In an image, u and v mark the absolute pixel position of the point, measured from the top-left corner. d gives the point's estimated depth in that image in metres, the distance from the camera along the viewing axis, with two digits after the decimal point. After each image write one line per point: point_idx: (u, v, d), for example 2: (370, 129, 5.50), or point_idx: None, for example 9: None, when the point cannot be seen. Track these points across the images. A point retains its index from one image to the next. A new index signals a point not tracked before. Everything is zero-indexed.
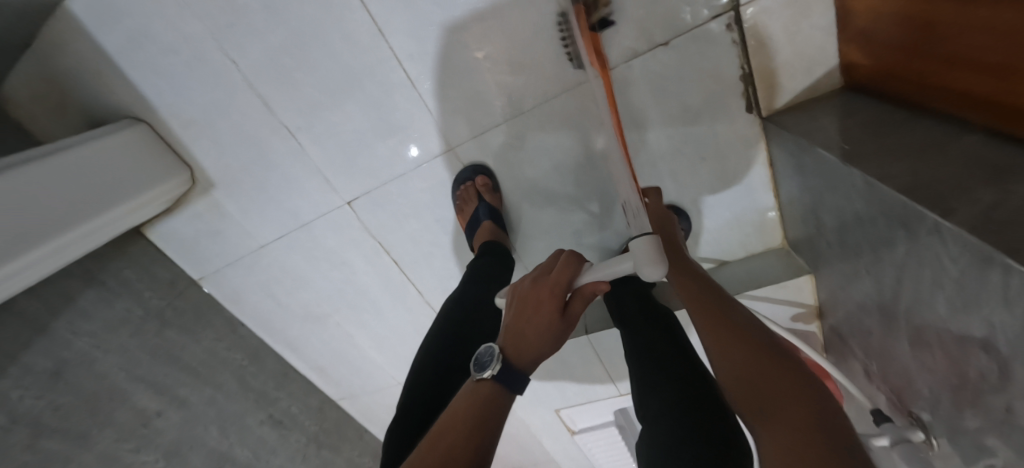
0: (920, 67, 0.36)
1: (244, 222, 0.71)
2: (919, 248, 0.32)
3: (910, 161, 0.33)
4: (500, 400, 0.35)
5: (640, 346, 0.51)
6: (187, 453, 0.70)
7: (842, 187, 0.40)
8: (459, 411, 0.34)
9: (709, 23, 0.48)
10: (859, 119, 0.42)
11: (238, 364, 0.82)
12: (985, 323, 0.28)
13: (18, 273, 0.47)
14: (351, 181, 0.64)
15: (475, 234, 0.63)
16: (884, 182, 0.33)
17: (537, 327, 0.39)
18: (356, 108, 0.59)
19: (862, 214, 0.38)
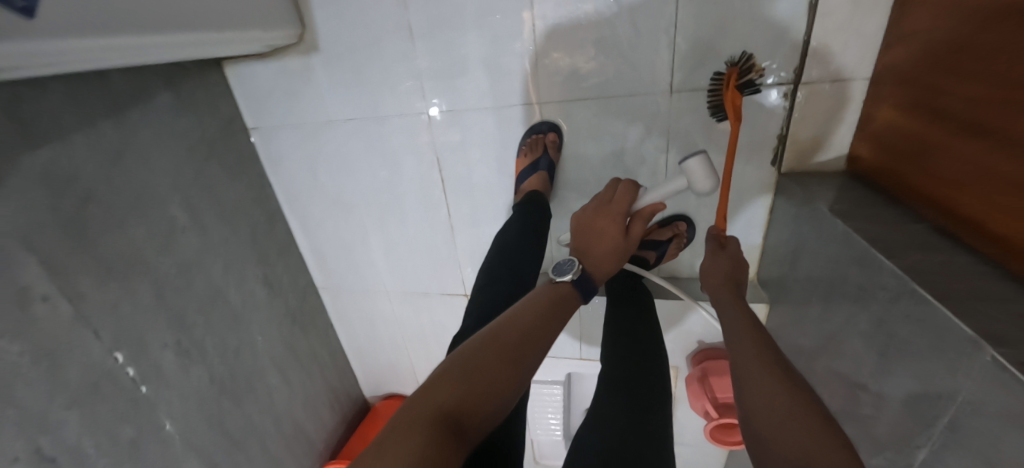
0: (904, 171, 0.51)
1: (325, 94, 0.77)
2: (865, 278, 0.46)
3: (880, 228, 0.49)
4: (534, 341, 0.45)
5: (624, 331, 0.63)
6: (194, 274, 0.74)
7: (825, 234, 0.54)
8: (499, 344, 0.43)
9: (773, 88, 0.61)
10: (850, 194, 0.58)
11: (256, 219, 0.87)
12: (889, 331, 0.42)
13: (141, 48, 0.51)
14: (442, 96, 0.73)
15: (528, 179, 0.73)
16: (859, 234, 0.48)
17: (604, 244, 0.57)
18: (477, 39, 0.67)
19: (833, 255, 0.53)
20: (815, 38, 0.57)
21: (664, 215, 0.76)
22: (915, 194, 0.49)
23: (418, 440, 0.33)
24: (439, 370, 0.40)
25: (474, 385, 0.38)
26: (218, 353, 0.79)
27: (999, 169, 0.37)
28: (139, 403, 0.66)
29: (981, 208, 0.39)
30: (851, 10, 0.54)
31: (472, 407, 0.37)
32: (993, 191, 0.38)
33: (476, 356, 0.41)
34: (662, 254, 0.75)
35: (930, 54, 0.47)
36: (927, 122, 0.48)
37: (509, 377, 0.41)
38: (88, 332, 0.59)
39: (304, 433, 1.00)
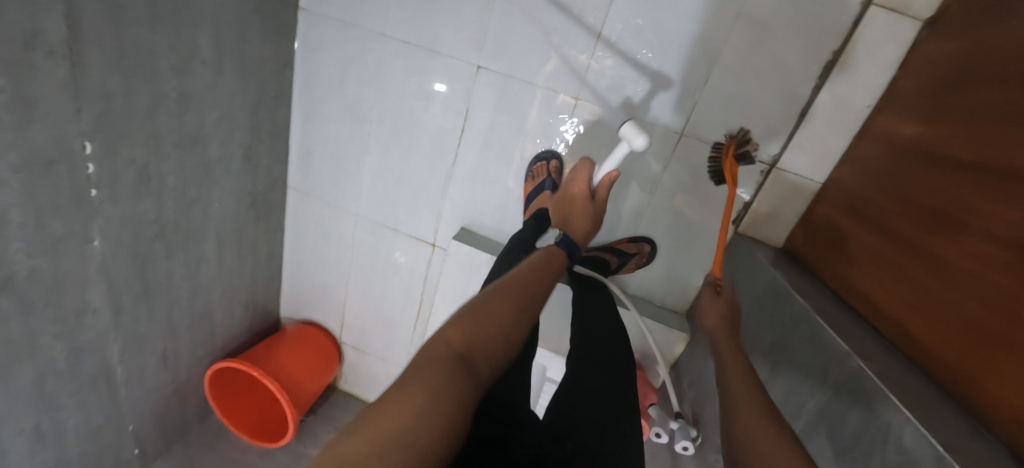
0: (828, 256, 0.68)
1: (392, 9, 0.81)
2: (780, 312, 0.61)
3: (800, 283, 0.64)
4: (527, 304, 0.52)
5: (593, 312, 0.70)
6: (190, 109, 0.72)
7: (759, 278, 0.69)
8: (501, 304, 0.49)
9: (754, 163, 0.77)
10: (782, 261, 0.74)
11: (267, 91, 0.86)
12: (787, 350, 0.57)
13: None
14: (497, 58, 0.80)
15: (544, 191, 0.83)
16: (783, 282, 0.63)
17: (580, 212, 0.75)
18: (549, 24, 0.76)
19: (760, 295, 0.67)
20: (796, 136, 0.74)
21: (634, 233, 0.88)
22: (830, 267, 0.66)
23: (433, 373, 0.37)
24: (450, 319, 0.45)
25: (480, 332, 0.44)
26: (173, 196, 0.75)
27: (900, 267, 0.52)
28: (81, 205, 0.61)
29: (882, 292, 0.54)
30: (827, 126, 0.72)
31: (477, 348, 0.42)
32: (893, 282, 0.53)
33: (480, 309, 0.47)
34: (621, 262, 0.87)
35: (869, 174, 0.65)
36: (850, 218, 0.65)
37: (508, 327, 0.47)
38: (72, 109, 0.55)
39: (209, 318, 0.94)
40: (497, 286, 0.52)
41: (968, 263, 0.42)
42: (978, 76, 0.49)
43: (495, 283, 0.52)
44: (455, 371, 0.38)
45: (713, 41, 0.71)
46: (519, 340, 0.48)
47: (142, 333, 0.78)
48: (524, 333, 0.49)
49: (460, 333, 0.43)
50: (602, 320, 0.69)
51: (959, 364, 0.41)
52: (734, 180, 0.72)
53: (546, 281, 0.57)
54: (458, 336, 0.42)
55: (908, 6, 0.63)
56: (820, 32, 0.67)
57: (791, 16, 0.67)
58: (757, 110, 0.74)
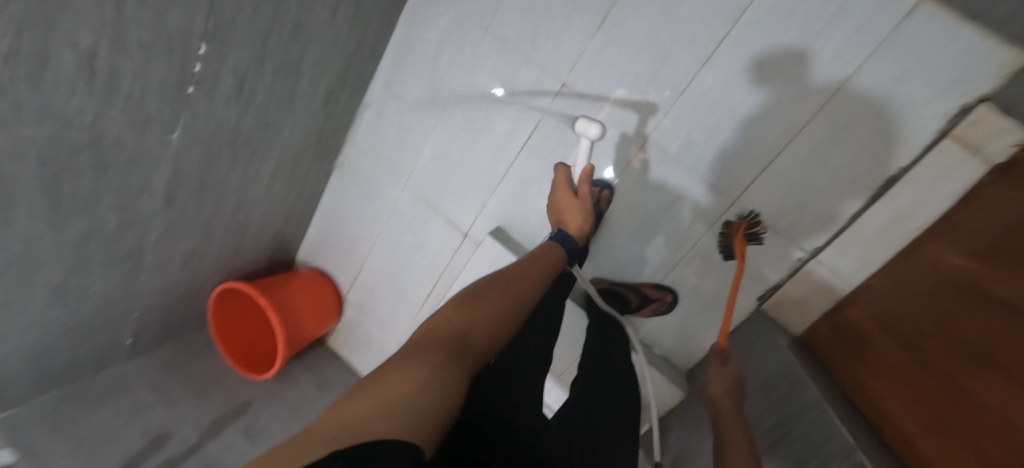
0: (848, 360, 0.69)
1: (504, 6, 0.85)
2: (791, 393, 0.62)
3: (812, 373, 0.66)
4: (521, 290, 0.54)
5: (602, 344, 0.71)
6: (296, 41, 0.76)
7: (774, 358, 0.72)
8: (497, 290, 0.52)
9: (795, 249, 0.80)
10: (799, 351, 0.76)
11: (364, 46, 0.90)
12: (788, 432, 0.58)
13: None
14: (582, 81, 0.84)
15: None
16: (799, 367, 0.65)
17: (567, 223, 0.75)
18: (643, 65, 0.79)
19: (771, 373, 0.70)
20: (842, 237, 0.76)
21: (660, 279, 0.91)
22: (849, 374, 0.67)
23: (433, 347, 0.40)
24: (450, 303, 0.48)
25: (479, 316, 0.47)
26: (255, 114, 0.79)
27: (920, 389, 0.52)
28: (180, 96, 0.65)
29: (897, 411, 0.55)
30: (876, 237, 0.74)
31: (475, 325, 0.46)
32: (910, 404, 0.53)
33: (476, 294, 0.50)
34: (640, 304, 0.91)
35: (906, 292, 0.66)
36: (878, 328, 0.66)
37: (505, 310, 0.50)
38: (204, 10, 0.59)
39: (239, 237, 0.97)
40: (495, 278, 0.54)
41: (980, 397, 0.43)
42: None
43: (492, 275, 0.55)
44: (450, 350, 0.40)
45: (789, 128, 0.74)
46: (517, 320, 0.51)
47: (181, 229, 0.81)
48: (520, 319, 0.52)
49: (460, 315, 0.46)
50: (606, 349, 0.68)
51: None
52: (743, 260, 0.77)
53: (544, 275, 0.59)
54: (456, 316, 0.46)
55: (983, 147, 0.64)
56: (891, 148, 0.70)
57: (869, 126, 0.70)
58: (812, 202, 0.77)
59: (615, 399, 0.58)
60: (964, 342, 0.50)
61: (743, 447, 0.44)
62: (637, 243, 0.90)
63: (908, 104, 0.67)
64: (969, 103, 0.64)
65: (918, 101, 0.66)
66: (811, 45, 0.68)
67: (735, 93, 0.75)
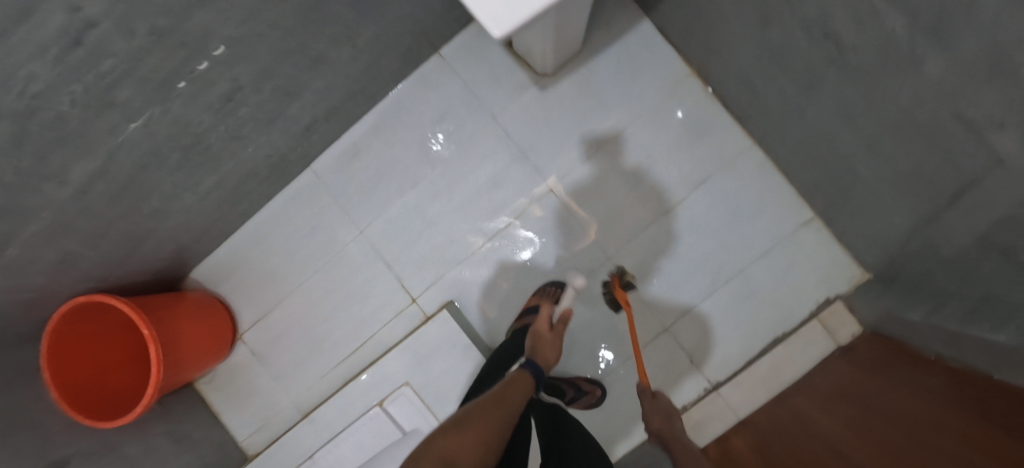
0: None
1: (514, 106, 0.93)
2: None
3: None
4: (504, 410, 0.53)
5: (558, 419, 0.72)
6: (310, 69, 0.72)
7: None
8: (480, 414, 0.50)
9: (703, 378, 0.94)
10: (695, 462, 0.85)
11: (368, 90, 0.88)
12: None
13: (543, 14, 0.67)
14: (566, 190, 0.93)
15: (530, 312, 0.86)
16: None
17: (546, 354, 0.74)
18: (618, 195, 0.93)
19: None
20: (738, 375, 0.93)
21: (593, 374, 0.94)
22: None
23: None
24: (435, 432, 0.46)
25: (467, 440, 0.44)
26: (231, 124, 0.69)
27: None
28: (162, 87, 0.55)
29: None
30: (760, 380, 0.92)
31: (463, 452, 0.43)
32: None
33: (460, 419, 0.48)
34: (575, 397, 0.89)
35: (779, 431, 0.81)
36: (759, 454, 0.80)
37: (489, 438, 0.47)
38: (239, 17, 0.54)
39: (136, 244, 0.78)
40: (475, 404, 0.53)
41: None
42: (926, 426, 0.60)
43: (472, 402, 0.54)
44: None
45: (717, 277, 0.92)
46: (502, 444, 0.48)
47: (74, 226, 0.63)
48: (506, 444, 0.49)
49: (448, 441, 0.43)
50: (564, 428, 0.69)
51: None
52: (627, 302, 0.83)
53: (521, 397, 0.58)
54: (443, 440, 0.43)
55: (835, 330, 0.90)
56: (781, 315, 0.92)
57: (769, 294, 0.92)
58: (722, 343, 0.93)
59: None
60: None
61: None
62: (581, 346, 0.95)
63: (796, 286, 0.91)
64: (828, 297, 0.91)
65: (801, 286, 0.91)
66: (743, 224, 0.91)
67: (684, 240, 0.92)
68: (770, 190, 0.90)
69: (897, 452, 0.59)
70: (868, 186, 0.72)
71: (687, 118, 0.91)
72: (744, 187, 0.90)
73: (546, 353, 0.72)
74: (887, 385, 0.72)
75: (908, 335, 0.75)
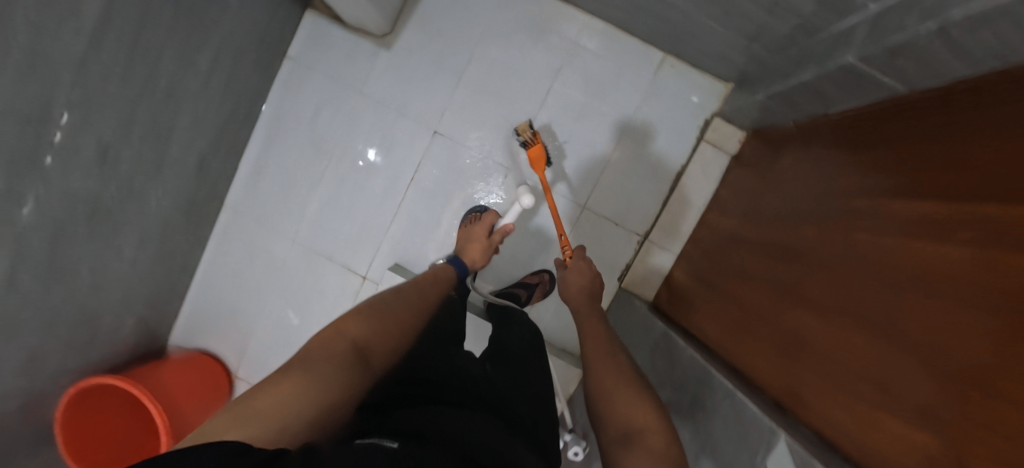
0: (685, 303, 0.90)
1: (373, 73, 1.01)
2: (663, 344, 0.80)
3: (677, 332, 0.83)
4: (420, 304, 0.60)
5: (501, 313, 0.80)
6: (167, 106, 0.78)
7: (634, 334, 0.93)
8: (395, 307, 0.56)
9: (634, 235, 1.03)
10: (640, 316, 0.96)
11: (236, 112, 0.95)
12: (658, 378, 0.77)
13: None
14: (450, 128, 1.02)
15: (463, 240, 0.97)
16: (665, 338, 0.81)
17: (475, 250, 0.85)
18: (495, 112, 1.01)
19: (642, 344, 0.87)
20: (661, 219, 1.03)
21: (537, 268, 1.05)
22: (688, 315, 0.87)
23: (325, 359, 0.42)
24: (349, 317, 0.50)
25: (377, 331, 0.50)
26: (118, 182, 0.76)
27: (739, 316, 0.71)
28: (32, 166, 0.60)
29: (723, 332, 0.74)
30: (681, 216, 1.02)
31: (373, 339, 0.48)
32: (729, 327, 0.73)
33: (377, 308, 0.54)
34: (529, 295, 1.01)
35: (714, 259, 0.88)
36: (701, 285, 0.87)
37: (403, 327, 0.54)
38: (68, 79, 0.60)
39: (96, 323, 0.85)
40: (393, 295, 0.59)
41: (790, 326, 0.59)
42: (847, 178, 0.62)
43: (390, 291, 0.60)
44: (347, 358, 0.43)
45: (607, 147, 1.01)
46: (416, 330, 0.56)
47: (26, 319, 0.69)
48: (420, 330, 0.56)
49: (358, 328, 0.49)
50: (507, 317, 0.78)
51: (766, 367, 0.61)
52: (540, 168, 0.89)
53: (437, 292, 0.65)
54: (355, 330, 0.48)
55: (724, 144, 1.00)
56: (673, 153, 1.01)
57: (655, 140, 1.01)
58: (636, 199, 1.03)
59: (532, 350, 0.68)
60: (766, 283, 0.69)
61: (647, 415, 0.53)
62: (520, 254, 1.06)
63: (675, 123, 1.01)
64: (705, 119, 1.00)
65: (679, 121, 1.00)
66: (609, 91, 1.00)
67: (566, 126, 1.01)
68: (620, 50, 0.99)
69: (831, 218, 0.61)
70: (672, 8, 0.81)
71: (514, 16, 0.99)
72: (597, 59, 0.99)
73: (472, 257, 0.81)
74: (794, 166, 0.76)
75: (792, 115, 0.82)
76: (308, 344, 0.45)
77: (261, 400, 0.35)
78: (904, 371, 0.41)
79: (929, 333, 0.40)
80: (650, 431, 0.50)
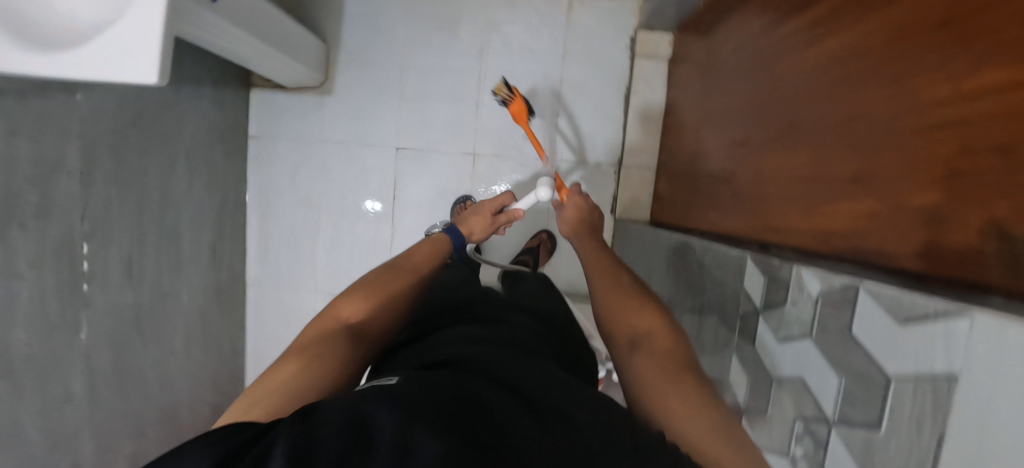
0: (678, 209, 0.90)
1: (326, 120, 1.10)
2: (668, 252, 0.81)
3: (677, 235, 0.83)
4: (414, 278, 0.61)
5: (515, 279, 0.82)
6: (165, 213, 0.88)
7: (642, 256, 0.95)
8: (388, 282, 0.57)
9: (610, 167, 1.07)
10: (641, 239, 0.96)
11: (225, 199, 1.06)
12: (670, 280, 0.80)
13: (254, 46, 0.82)
14: (408, 140, 1.09)
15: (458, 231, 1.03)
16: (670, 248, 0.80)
17: (479, 225, 0.78)
18: (441, 109, 1.08)
19: (651, 261, 0.89)
20: (628, 142, 1.07)
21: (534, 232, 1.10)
22: (684, 217, 0.88)
23: (322, 341, 0.45)
24: (343, 299, 0.53)
25: (371, 306, 0.52)
26: (150, 291, 0.86)
27: (725, 194, 0.70)
28: (76, 296, 0.70)
29: (716, 216, 0.74)
30: (645, 133, 1.06)
31: (367, 317, 0.51)
32: (719, 208, 0.73)
33: (370, 284, 0.56)
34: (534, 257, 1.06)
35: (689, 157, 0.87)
36: (686, 185, 0.88)
37: (397, 298, 0.56)
38: (77, 216, 0.70)
39: (178, 419, 0.95)
40: (387, 270, 0.60)
41: (769, 177, 0.57)
42: (775, 12, 0.59)
43: (385, 267, 0.61)
44: (343, 337, 0.46)
45: (553, 98, 1.06)
46: (413, 298, 0.58)
47: (118, 429, 0.79)
48: (417, 297, 0.59)
49: (351, 309, 0.51)
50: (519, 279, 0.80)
51: (758, 226, 0.60)
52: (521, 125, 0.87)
53: (433, 259, 0.67)
54: (348, 313, 0.51)
55: (657, 53, 1.03)
56: (614, 79, 1.05)
57: (594, 74, 1.05)
58: (599, 134, 1.07)
59: (543, 295, 0.69)
60: (738, 150, 0.67)
61: (636, 311, 0.49)
62: (514, 225, 1.11)
63: (605, 52, 1.04)
64: (631, 36, 1.04)
65: (608, 48, 1.04)
66: (534, 48, 1.05)
67: None
68: (529, 8, 1.04)
69: (773, 56, 0.58)
70: None
71: (424, 19, 1.06)
72: (511, 25, 1.05)
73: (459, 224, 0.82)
74: (727, 31, 0.74)
75: None
76: (306, 333, 0.48)
77: (269, 385, 0.38)
78: (874, 166, 0.39)
79: (844, 111, 0.43)
80: (655, 332, 0.45)
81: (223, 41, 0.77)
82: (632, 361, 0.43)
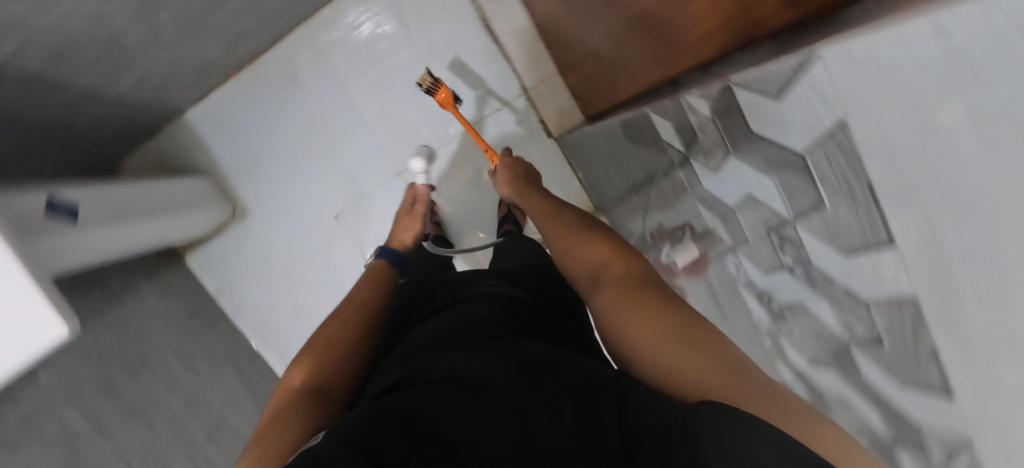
0: (595, 93, 0.86)
1: (263, 236, 1.09)
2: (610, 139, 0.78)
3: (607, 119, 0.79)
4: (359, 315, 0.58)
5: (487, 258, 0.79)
6: (195, 409, 0.90)
7: (593, 156, 0.91)
8: (334, 331, 0.56)
9: (518, 98, 1.02)
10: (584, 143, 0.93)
11: (236, 359, 1.07)
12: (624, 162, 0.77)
13: (147, 226, 0.80)
14: (338, 203, 1.07)
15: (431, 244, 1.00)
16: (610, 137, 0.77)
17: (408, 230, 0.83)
18: (344, 157, 1.05)
19: (602, 156, 0.86)
20: (518, 64, 1.01)
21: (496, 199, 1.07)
22: (604, 98, 0.83)
23: (276, 422, 0.45)
24: (292, 368, 0.52)
25: (323, 364, 0.51)
26: None
27: (619, 53, 0.66)
28: None
29: (624, 79, 0.69)
30: (525, 45, 1.00)
31: (323, 376, 0.50)
32: (622, 71, 0.68)
33: (318, 340, 0.55)
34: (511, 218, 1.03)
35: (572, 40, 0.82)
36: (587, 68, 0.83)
37: (349, 342, 0.54)
38: None
39: None
40: (332, 317, 0.59)
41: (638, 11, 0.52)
42: None
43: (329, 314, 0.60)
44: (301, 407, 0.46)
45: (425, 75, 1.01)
46: (369, 333, 0.57)
47: None
48: (370, 329, 0.57)
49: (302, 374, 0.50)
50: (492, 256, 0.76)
51: (659, 66, 0.55)
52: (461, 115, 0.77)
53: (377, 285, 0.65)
54: (302, 378, 0.50)
55: None
56: (465, 17, 0.98)
57: (444, 27, 0.98)
58: (487, 76, 1.01)
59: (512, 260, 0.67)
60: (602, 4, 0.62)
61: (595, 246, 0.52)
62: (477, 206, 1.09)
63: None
64: None
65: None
66: (378, 45, 0.99)
67: (388, 103, 1.02)
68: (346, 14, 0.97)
69: None
70: None
71: (269, 93, 1.01)
72: (344, 40, 0.99)
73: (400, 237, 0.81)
74: None
75: None
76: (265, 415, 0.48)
77: None
78: None
79: None
80: (614, 260, 0.48)
81: (114, 247, 0.75)
82: (599, 303, 0.46)
